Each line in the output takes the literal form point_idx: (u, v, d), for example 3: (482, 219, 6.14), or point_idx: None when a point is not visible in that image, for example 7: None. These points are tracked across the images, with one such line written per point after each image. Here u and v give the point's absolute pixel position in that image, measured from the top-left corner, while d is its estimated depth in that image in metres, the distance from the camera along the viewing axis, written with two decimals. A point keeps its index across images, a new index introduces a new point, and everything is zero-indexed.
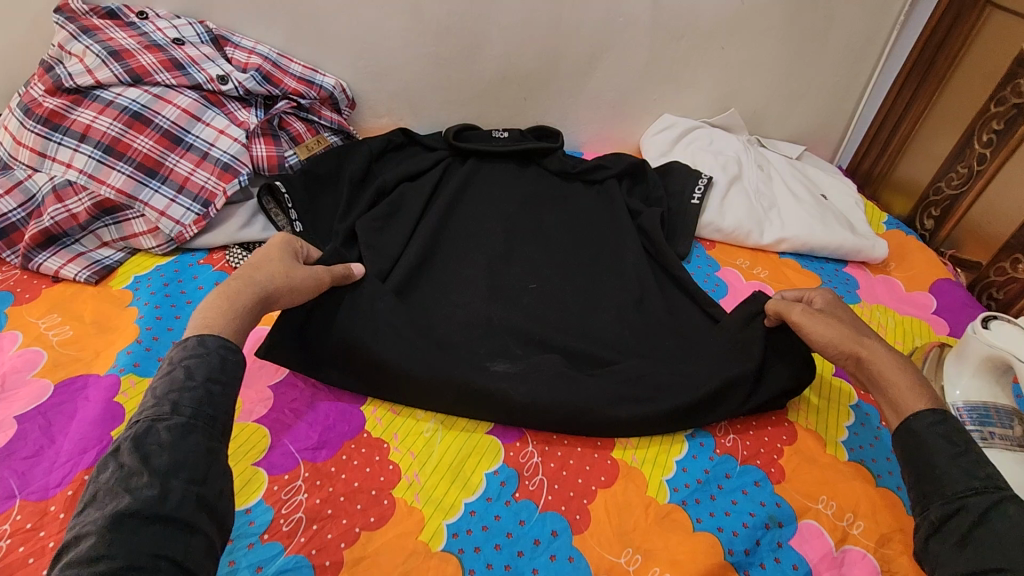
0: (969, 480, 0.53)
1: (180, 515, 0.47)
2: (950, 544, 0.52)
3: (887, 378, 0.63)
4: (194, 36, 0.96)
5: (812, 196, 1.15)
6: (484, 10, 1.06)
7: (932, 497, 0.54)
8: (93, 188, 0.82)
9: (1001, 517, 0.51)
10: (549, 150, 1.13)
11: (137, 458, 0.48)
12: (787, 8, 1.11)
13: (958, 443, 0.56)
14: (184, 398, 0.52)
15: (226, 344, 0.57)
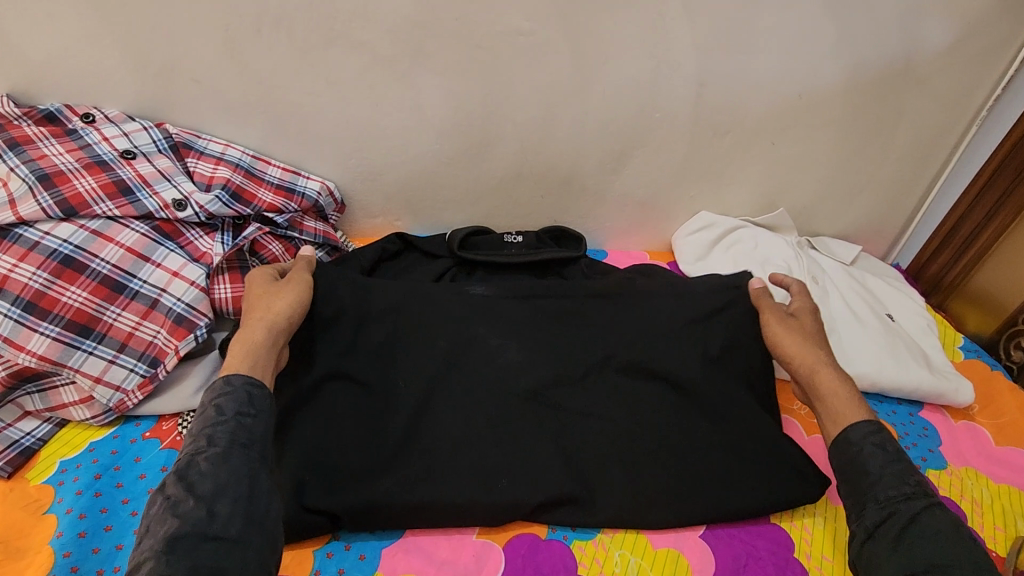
0: (902, 485, 0.60)
1: (230, 533, 0.52)
2: (884, 546, 0.58)
3: (828, 389, 0.71)
4: (149, 144, 0.80)
5: (876, 317, 0.99)
6: (498, 106, 0.89)
7: (868, 500, 0.61)
8: (9, 355, 0.65)
9: (927, 519, 0.58)
10: (569, 259, 0.97)
11: (183, 487, 0.53)
12: (850, 103, 0.95)
13: (890, 453, 0.63)
14: (218, 431, 0.56)
15: (250, 379, 0.62)
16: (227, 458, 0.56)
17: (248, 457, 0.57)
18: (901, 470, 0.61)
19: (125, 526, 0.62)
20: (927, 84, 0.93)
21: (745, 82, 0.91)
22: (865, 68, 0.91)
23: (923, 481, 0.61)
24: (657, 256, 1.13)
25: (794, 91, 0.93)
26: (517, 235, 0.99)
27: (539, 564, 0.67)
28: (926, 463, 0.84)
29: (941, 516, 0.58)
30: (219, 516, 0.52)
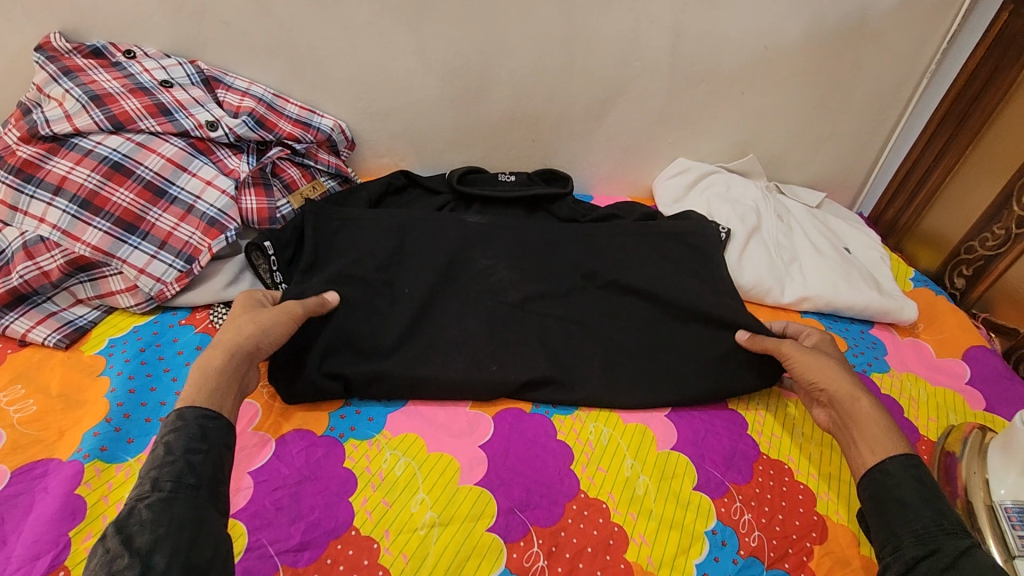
0: (942, 521, 0.57)
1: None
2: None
3: (860, 417, 0.68)
4: (183, 77, 0.91)
5: (835, 250, 1.09)
6: (494, 53, 1.00)
7: (905, 537, 0.58)
8: (67, 245, 0.76)
9: (972, 562, 0.54)
10: (558, 195, 1.06)
11: (121, 541, 0.49)
12: (811, 55, 1.05)
13: (929, 487, 0.60)
14: (164, 473, 0.53)
15: (205, 414, 0.59)
16: (172, 502, 0.52)
17: (195, 501, 0.53)
18: (942, 509, 0.58)
19: (167, 387, 0.72)
20: (880, 39, 1.04)
21: (716, 34, 1.01)
22: (823, 22, 1.01)
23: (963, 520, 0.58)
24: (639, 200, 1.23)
25: (760, 44, 1.03)
26: (510, 174, 1.09)
27: (524, 430, 0.77)
28: (872, 368, 0.94)
29: (986, 558, 0.54)
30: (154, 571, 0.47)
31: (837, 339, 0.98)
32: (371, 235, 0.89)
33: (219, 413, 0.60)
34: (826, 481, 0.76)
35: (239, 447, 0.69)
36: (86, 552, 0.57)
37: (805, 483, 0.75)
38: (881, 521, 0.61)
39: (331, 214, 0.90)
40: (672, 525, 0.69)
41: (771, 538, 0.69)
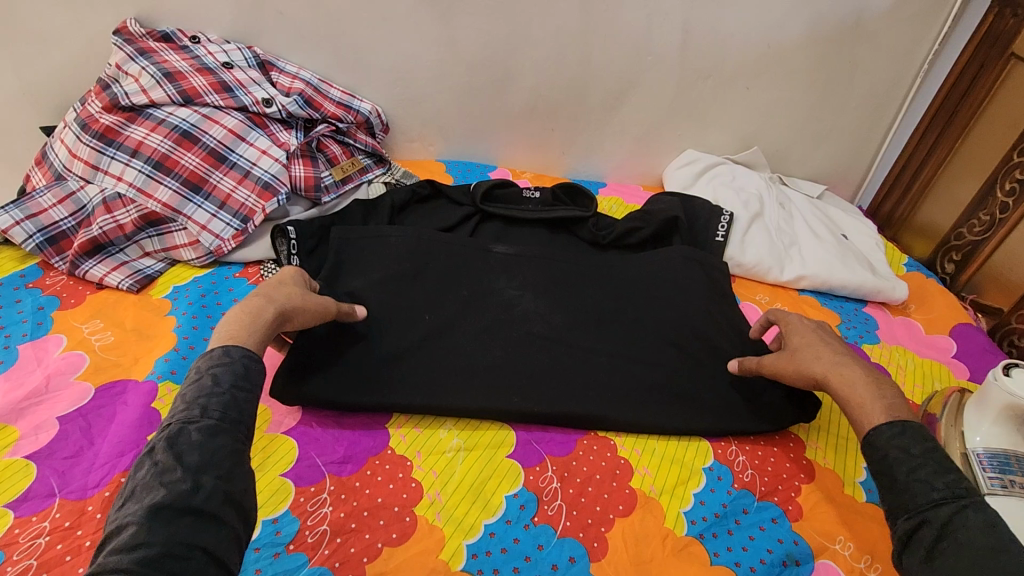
0: (931, 492, 0.52)
1: (210, 509, 0.47)
2: (917, 561, 0.51)
3: (845, 383, 0.66)
4: (242, 60, 1.01)
5: (832, 236, 1.16)
6: (517, 45, 1.09)
7: (896, 512, 0.54)
8: (141, 201, 0.86)
9: (964, 528, 0.50)
10: (580, 218, 1.09)
11: (170, 456, 0.48)
12: (811, 53, 1.14)
13: (914, 455, 0.55)
14: (213, 402, 0.52)
15: (250, 354, 0.58)
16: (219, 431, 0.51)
17: (238, 433, 0.52)
18: (929, 476, 0.53)
19: None
20: (875, 38, 1.12)
21: (723, 31, 1.09)
22: (821, 22, 1.10)
23: (958, 482, 0.52)
24: (650, 189, 1.32)
25: (764, 42, 1.12)
26: (534, 192, 1.12)
27: None
28: (864, 339, 1.01)
29: (979, 525, 0.49)
30: (202, 491, 0.47)
31: (831, 314, 1.05)
32: (395, 250, 0.93)
33: (259, 357, 0.59)
34: (814, 431, 0.83)
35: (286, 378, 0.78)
36: None
37: (795, 433, 0.82)
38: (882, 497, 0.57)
39: (357, 234, 0.94)
40: (673, 461, 0.76)
41: (763, 476, 0.76)
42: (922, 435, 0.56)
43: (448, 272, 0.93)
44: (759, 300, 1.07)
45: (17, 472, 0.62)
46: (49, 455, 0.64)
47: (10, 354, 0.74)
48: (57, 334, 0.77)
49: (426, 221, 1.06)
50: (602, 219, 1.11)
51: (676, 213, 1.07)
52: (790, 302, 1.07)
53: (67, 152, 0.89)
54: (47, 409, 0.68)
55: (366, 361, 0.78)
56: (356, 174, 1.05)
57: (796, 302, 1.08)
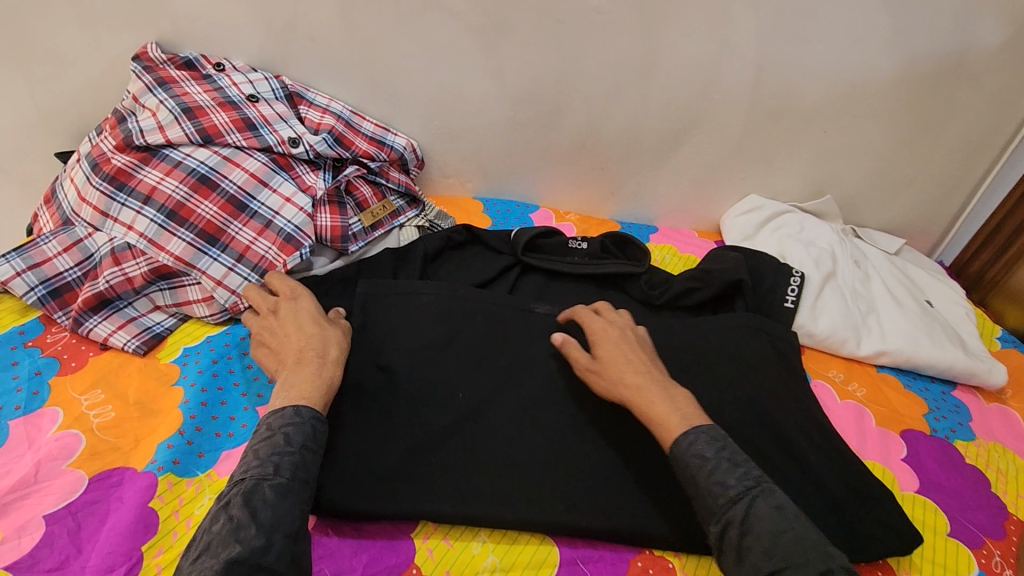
0: (725, 490, 0.58)
1: (279, 567, 0.49)
2: (731, 560, 0.56)
3: (645, 402, 0.66)
4: (268, 92, 0.92)
5: (916, 302, 1.03)
6: (569, 79, 0.98)
7: (706, 517, 0.59)
8: (152, 253, 0.78)
9: (764, 524, 0.55)
10: (631, 273, 0.98)
11: (247, 512, 0.51)
12: (901, 96, 1.01)
13: (709, 459, 0.60)
14: (285, 461, 0.56)
15: (317, 415, 0.62)
16: (290, 490, 0.54)
17: (305, 494, 0.56)
18: (722, 475, 0.59)
19: (238, 401, 0.73)
20: (978, 81, 0.98)
21: (802, 69, 0.97)
22: (916, 63, 0.96)
23: (745, 476, 0.59)
24: (705, 235, 1.20)
25: (848, 82, 0.99)
26: (582, 240, 1.01)
27: None
28: (956, 434, 0.88)
29: (767, 512, 0.56)
30: (274, 550, 0.50)
31: (916, 399, 0.92)
32: (427, 311, 0.82)
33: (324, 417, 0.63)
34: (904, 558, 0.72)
35: None
36: (157, 569, 0.57)
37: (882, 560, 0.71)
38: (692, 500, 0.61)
39: (386, 289, 0.84)
40: None
41: None
42: (711, 437, 0.61)
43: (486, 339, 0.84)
44: (832, 378, 0.94)
45: None
46: (31, 567, 0.56)
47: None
48: (52, 408, 0.69)
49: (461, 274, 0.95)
50: (656, 274, 1.00)
51: (741, 275, 0.95)
52: (868, 381, 0.94)
53: (76, 194, 0.81)
54: (34, 505, 0.61)
55: (392, 455, 0.68)
56: (387, 219, 0.96)
57: (874, 381, 0.95)
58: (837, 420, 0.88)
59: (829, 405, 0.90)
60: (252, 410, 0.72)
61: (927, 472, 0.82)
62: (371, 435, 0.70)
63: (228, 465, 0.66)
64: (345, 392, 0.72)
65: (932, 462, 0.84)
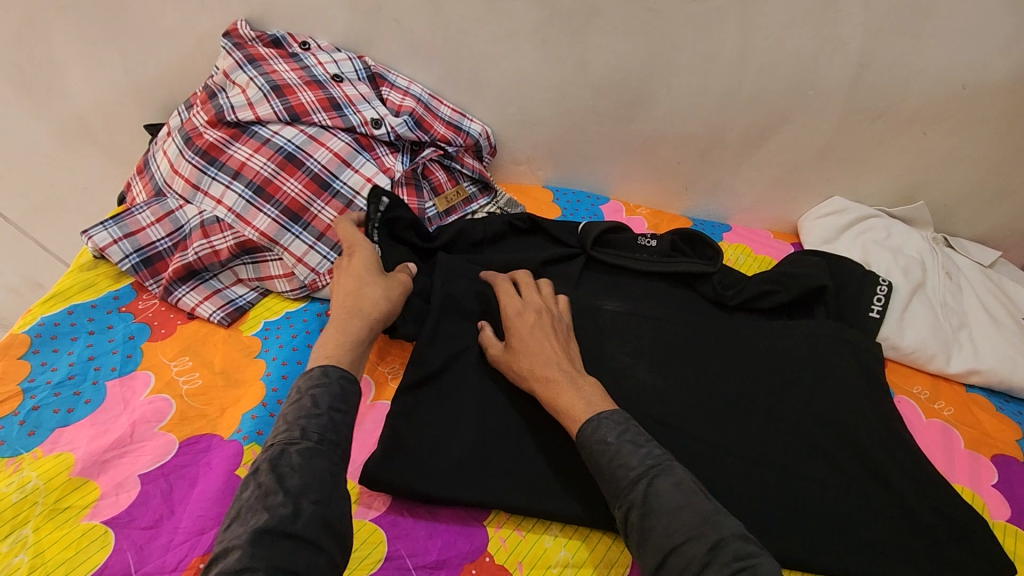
0: (627, 471, 0.58)
1: (310, 534, 0.49)
2: (637, 545, 0.56)
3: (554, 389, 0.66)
4: (352, 72, 0.93)
5: (1014, 319, 0.96)
6: (654, 70, 0.95)
7: (612, 502, 0.58)
8: (239, 228, 0.80)
9: (658, 500, 0.55)
10: (703, 273, 0.94)
11: (273, 479, 0.51)
12: (1016, 99, 0.93)
13: (611, 442, 0.60)
14: (312, 424, 0.55)
15: (346, 375, 0.62)
16: (319, 453, 0.54)
17: (335, 456, 0.55)
18: (625, 457, 0.59)
19: None
20: None
21: (908, 67, 0.91)
22: None
23: (646, 455, 0.59)
24: (781, 236, 1.15)
25: (957, 81, 0.92)
26: (650, 238, 0.98)
27: None
28: None
29: (666, 489, 0.56)
30: (303, 515, 0.49)
31: (1010, 423, 0.86)
32: None
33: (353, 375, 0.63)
34: None
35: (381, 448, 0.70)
36: None
37: None
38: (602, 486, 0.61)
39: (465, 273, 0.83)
40: None
41: None
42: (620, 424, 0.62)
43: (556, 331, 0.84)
44: (917, 394, 0.89)
45: (94, 542, 0.57)
46: (129, 524, 0.59)
47: (98, 391, 0.69)
48: (145, 372, 0.72)
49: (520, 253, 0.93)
50: (729, 274, 0.96)
51: (825, 281, 0.91)
52: (956, 401, 0.89)
53: (168, 166, 0.84)
54: (130, 464, 0.63)
55: (466, 441, 0.69)
56: (460, 205, 0.96)
57: (963, 400, 0.89)
58: (922, 439, 0.83)
59: (913, 423, 0.85)
60: None
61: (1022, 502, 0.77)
62: (447, 420, 0.70)
63: None
64: (420, 376, 0.73)
65: None
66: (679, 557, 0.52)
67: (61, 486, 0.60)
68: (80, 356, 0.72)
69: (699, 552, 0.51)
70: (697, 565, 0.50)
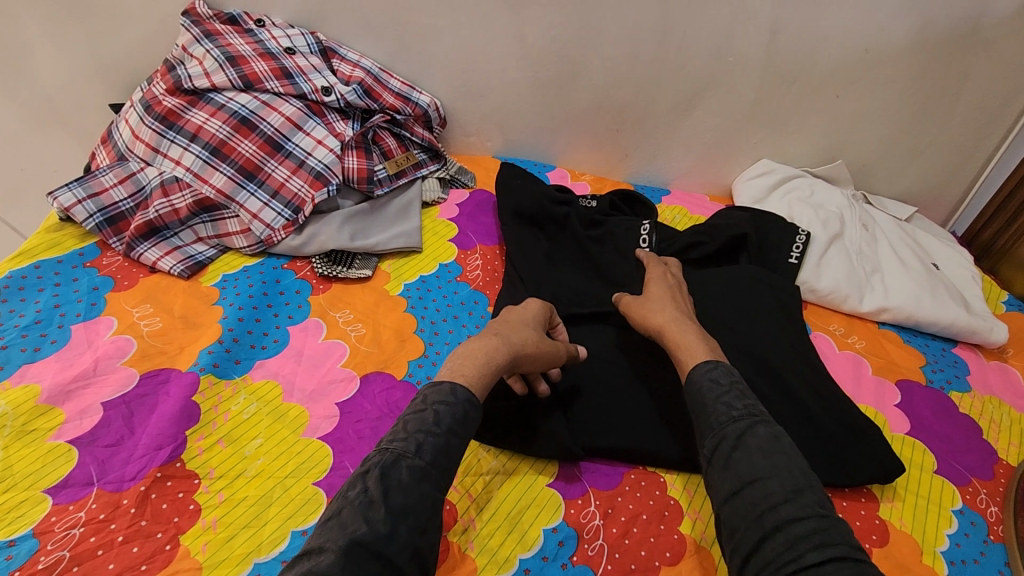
0: (730, 410, 0.63)
1: (398, 560, 0.49)
2: (719, 469, 0.60)
3: (682, 343, 0.72)
4: (304, 46, 0.99)
5: (922, 264, 1.05)
6: (588, 40, 1.02)
7: (705, 431, 0.63)
8: (197, 186, 0.86)
9: (754, 438, 0.60)
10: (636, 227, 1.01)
11: (381, 490, 0.51)
12: (915, 62, 1.02)
13: (724, 386, 0.65)
14: (428, 443, 0.55)
15: (472, 399, 0.60)
16: (426, 476, 0.54)
17: (439, 482, 0.55)
18: (729, 400, 0.64)
19: (271, 321, 0.81)
20: (992, 47, 1.00)
21: (817, 32, 0.99)
22: (931, 27, 0.98)
23: (751, 404, 0.64)
24: (717, 199, 1.23)
25: (860, 45, 1.01)
26: (591, 198, 1.04)
27: None
28: (952, 385, 0.90)
29: (764, 435, 0.60)
30: (397, 539, 0.50)
31: (914, 353, 0.95)
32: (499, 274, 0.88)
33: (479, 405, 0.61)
34: (889, 487, 0.76)
35: (329, 379, 0.75)
36: (199, 450, 0.65)
37: (869, 488, 0.76)
38: (696, 422, 0.66)
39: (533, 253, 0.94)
40: None
41: None
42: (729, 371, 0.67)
43: (532, 276, 0.90)
44: (832, 330, 0.98)
45: (59, 457, 0.62)
46: (92, 442, 0.64)
47: (64, 333, 0.74)
48: (108, 317, 0.77)
49: (531, 182, 1.01)
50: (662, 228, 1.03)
51: (746, 230, 0.99)
52: (868, 335, 0.97)
53: (130, 133, 0.89)
54: (93, 394, 0.68)
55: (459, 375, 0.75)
56: (410, 169, 1.02)
57: (875, 335, 0.98)
58: (834, 368, 0.91)
59: (826, 354, 0.94)
60: (283, 329, 0.80)
61: (919, 417, 0.85)
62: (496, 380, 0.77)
63: (261, 372, 0.74)
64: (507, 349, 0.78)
65: (926, 409, 0.86)
66: (757, 488, 0.56)
67: (28, 412, 0.65)
68: (46, 304, 0.78)
69: (783, 489, 0.56)
70: (778, 499, 0.55)
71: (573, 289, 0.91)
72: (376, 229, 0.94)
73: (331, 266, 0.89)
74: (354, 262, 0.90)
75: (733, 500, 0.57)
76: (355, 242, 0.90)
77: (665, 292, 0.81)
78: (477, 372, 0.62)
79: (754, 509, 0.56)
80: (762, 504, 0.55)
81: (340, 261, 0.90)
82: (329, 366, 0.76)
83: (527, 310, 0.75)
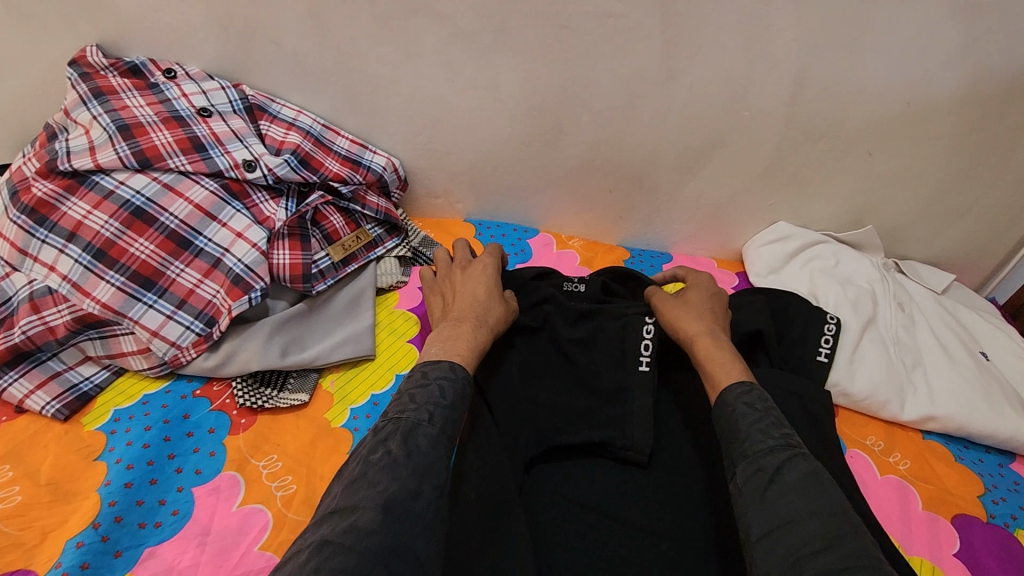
0: (766, 439, 0.55)
1: (427, 516, 0.48)
2: (752, 504, 0.52)
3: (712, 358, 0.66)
4: (224, 104, 0.80)
5: (969, 353, 0.90)
6: (574, 91, 0.84)
7: (737, 460, 0.55)
8: (76, 300, 0.67)
9: (793, 468, 0.52)
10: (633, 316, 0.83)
11: (402, 452, 0.50)
12: (963, 116, 0.85)
13: (758, 410, 0.59)
14: (439, 414, 0.55)
15: (470, 377, 0.61)
16: (441, 446, 0.53)
17: (450, 453, 0.54)
18: (765, 428, 0.57)
19: (171, 482, 0.62)
20: None
21: (849, 85, 0.82)
22: (987, 78, 0.81)
23: (789, 435, 0.56)
24: (724, 264, 1.07)
25: (900, 98, 0.83)
26: (579, 281, 0.85)
27: None
28: (1017, 522, 0.74)
29: (803, 469, 0.52)
30: (421, 497, 0.49)
31: (968, 476, 0.79)
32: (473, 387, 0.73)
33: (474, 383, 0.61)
34: None
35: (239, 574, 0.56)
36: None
37: None
38: (724, 450, 0.58)
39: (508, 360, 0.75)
40: None
41: None
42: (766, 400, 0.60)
43: (505, 397, 0.72)
44: (870, 446, 0.82)
45: None
46: None
47: None
48: None
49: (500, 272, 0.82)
50: None
51: (762, 325, 0.82)
52: (912, 452, 0.81)
53: None
54: None
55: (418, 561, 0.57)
56: (361, 252, 0.84)
57: (919, 450, 0.82)
58: (876, 501, 0.75)
59: (866, 481, 0.77)
60: (185, 493, 0.62)
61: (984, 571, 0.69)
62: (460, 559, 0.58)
63: (150, 568, 0.56)
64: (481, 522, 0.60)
65: (990, 558, 0.70)
66: (794, 530, 0.48)
67: None
68: None
69: (824, 531, 0.47)
70: (817, 543, 0.46)
71: (556, 409, 0.72)
72: (315, 337, 0.76)
73: (256, 392, 0.71)
74: (285, 383, 0.73)
75: (770, 536, 0.49)
76: (284, 361, 0.71)
77: (705, 303, 0.75)
78: (467, 351, 0.64)
79: (791, 552, 0.47)
80: (798, 549, 0.46)
81: (263, 386, 0.72)
82: (242, 552, 0.58)
83: (483, 268, 0.77)
